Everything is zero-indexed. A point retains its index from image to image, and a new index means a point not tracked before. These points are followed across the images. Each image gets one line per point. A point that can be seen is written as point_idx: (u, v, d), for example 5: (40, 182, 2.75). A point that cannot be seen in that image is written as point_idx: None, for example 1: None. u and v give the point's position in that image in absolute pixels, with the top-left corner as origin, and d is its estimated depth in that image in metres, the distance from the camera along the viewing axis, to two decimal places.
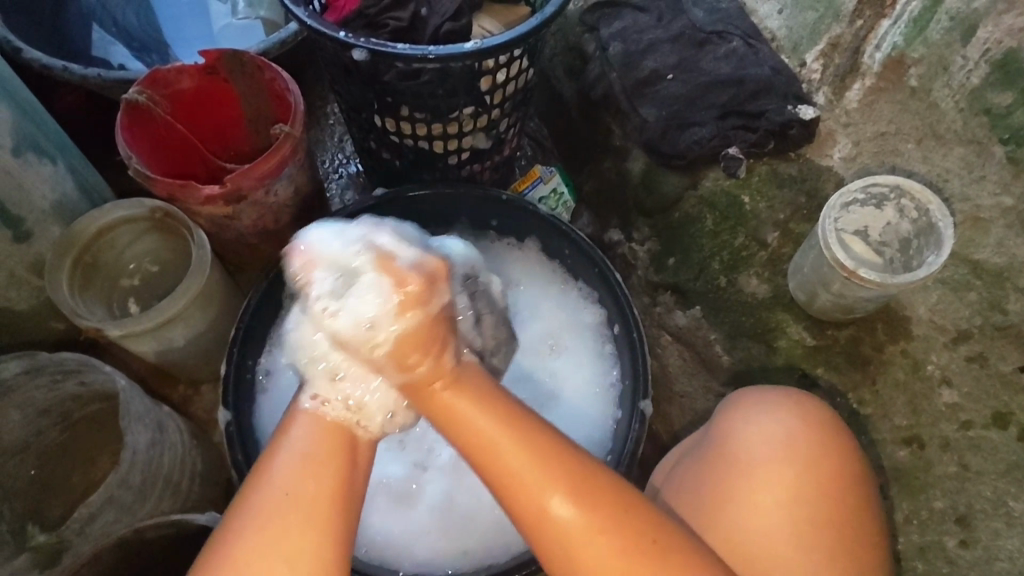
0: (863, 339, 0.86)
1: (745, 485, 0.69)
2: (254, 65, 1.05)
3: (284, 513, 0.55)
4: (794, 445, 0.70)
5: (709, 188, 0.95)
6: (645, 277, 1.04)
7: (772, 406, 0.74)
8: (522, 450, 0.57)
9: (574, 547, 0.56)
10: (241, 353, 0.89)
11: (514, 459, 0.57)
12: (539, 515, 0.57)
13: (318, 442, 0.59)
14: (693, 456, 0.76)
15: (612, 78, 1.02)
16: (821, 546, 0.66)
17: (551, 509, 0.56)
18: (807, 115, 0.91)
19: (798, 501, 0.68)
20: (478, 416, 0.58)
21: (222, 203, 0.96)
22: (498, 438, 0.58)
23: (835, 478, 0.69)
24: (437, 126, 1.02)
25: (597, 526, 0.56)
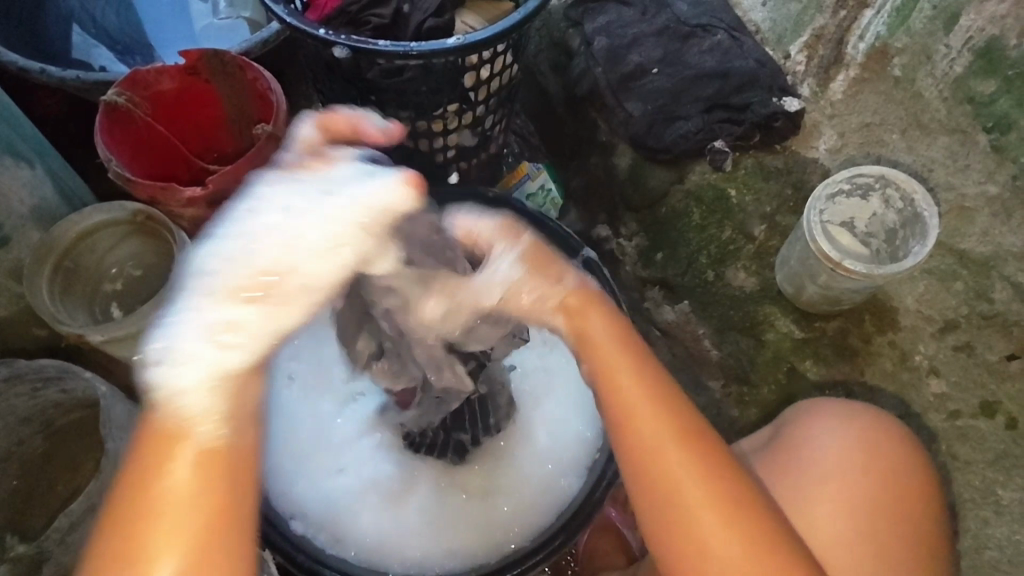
0: (850, 331, 0.85)
1: (833, 503, 0.69)
2: (236, 64, 1.04)
3: (134, 517, 0.45)
4: (882, 451, 0.71)
5: (695, 182, 0.95)
6: (634, 273, 1.04)
7: (857, 411, 0.74)
8: (651, 403, 0.60)
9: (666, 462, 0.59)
10: None
11: (640, 399, 0.60)
12: (659, 458, 0.59)
13: (166, 466, 0.46)
14: (768, 454, 0.73)
15: (597, 72, 1.01)
16: (871, 554, 0.67)
17: (680, 452, 0.59)
18: (792, 107, 0.90)
19: (883, 516, 0.68)
20: (619, 366, 0.62)
21: (204, 206, 0.94)
22: (635, 392, 0.61)
23: (916, 493, 0.70)
24: (422, 123, 1.01)
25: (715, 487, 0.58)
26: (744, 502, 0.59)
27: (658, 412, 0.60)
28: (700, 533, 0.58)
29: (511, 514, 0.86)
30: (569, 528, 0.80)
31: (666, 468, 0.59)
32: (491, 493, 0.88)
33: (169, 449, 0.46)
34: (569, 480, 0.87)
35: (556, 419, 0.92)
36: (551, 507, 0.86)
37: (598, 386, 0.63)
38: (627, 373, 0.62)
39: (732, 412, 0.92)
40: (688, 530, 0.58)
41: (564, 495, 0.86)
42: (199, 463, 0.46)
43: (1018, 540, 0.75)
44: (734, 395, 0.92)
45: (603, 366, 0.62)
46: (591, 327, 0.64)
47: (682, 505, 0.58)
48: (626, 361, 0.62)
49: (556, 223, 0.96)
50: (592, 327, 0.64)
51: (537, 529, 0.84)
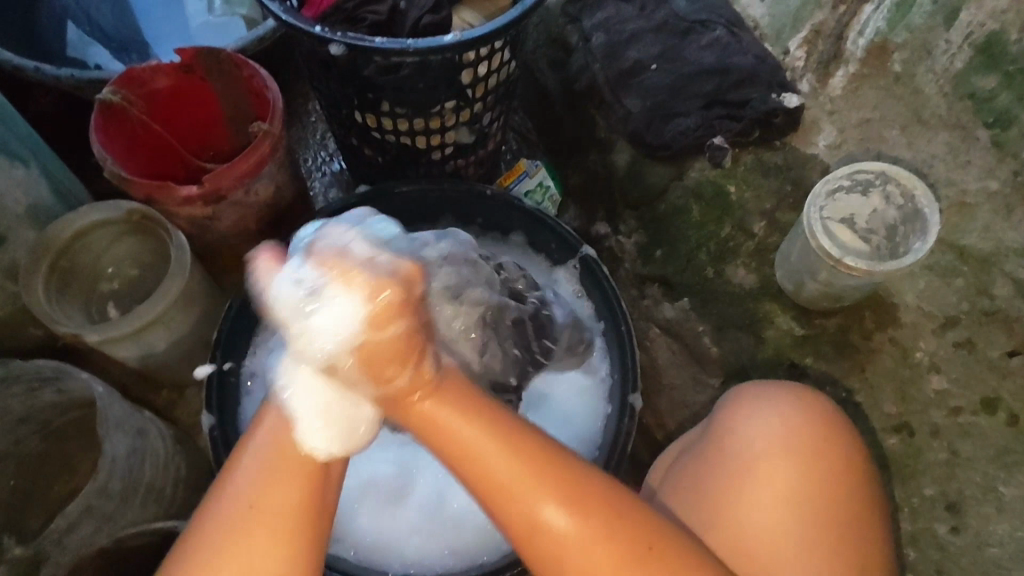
0: (851, 328, 0.84)
1: (757, 501, 0.68)
2: (232, 62, 1.04)
3: (244, 522, 0.53)
4: (793, 448, 0.69)
5: (695, 179, 0.95)
6: (632, 270, 1.03)
7: (779, 401, 0.73)
8: (505, 450, 0.55)
9: (524, 500, 0.55)
10: (223, 357, 0.88)
11: (481, 446, 0.55)
12: (501, 492, 0.55)
13: (274, 459, 0.55)
14: (693, 455, 0.75)
15: (596, 68, 1.02)
16: (813, 539, 0.66)
17: (528, 486, 0.55)
18: (791, 103, 0.89)
19: (798, 505, 0.67)
20: (452, 422, 0.55)
21: (202, 203, 0.95)
22: (481, 437, 0.55)
23: (837, 481, 0.68)
24: (419, 121, 1.00)
25: (578, 524, 0.56)
26: (615, 527, 0.57)
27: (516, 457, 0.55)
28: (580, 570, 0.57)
29: None
30: None
31: (522, 505, 0.56)
32: None
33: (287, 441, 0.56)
34: None
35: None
36: None
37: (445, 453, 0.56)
38: (473, 411, 0.55)
39: None
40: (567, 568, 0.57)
41: None
42: (295, 470, 0.55)
43: (1020, 537, 0.74)
44: None
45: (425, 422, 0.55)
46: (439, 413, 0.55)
47: (553, 547, 0.56)
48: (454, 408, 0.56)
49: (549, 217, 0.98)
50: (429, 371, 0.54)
51: None
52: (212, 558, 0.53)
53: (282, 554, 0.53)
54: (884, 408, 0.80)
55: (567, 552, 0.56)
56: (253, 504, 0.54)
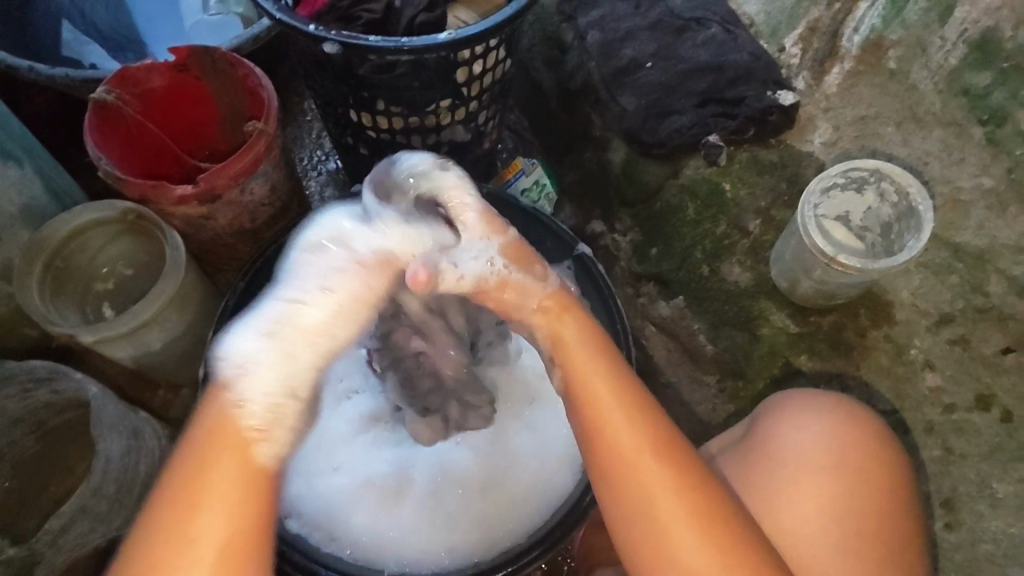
0: (845, 325, 0.83)
1: (807, 504, 0.68)
2: (226, 61, 1.05)
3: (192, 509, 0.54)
4: (842, 453, 0.69)
5: (690, 176, 0.96)
6: (628, 268, 1.04)
7: (825, 406, 0.73)
8: (634, 421, 0.63)
9: (639, 469, 0.62)
10: None
11: (610, 398, 0.64)
12: (613, 430, 0.63)
13: (220, 457, 0.56)
14: (733, 457, 0.73)
15: (592, 67, 1.06)
16: (848, 548, 0.66)
17: (630, 431, 0.63)
18: (786, 101, 0.90)
19: (845, 509, 0.67)
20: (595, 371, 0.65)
21: (196, 203, 0.96)
22: (610, 400, 0.64)
23: (886, 481, 0.69)
24: (415, 119, 1.00)
25: (669, 475, 0.62)
26: (705, 496, 0.62)
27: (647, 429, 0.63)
28: (662, 525, 0.61)
29: (506, 511, 0.86)
30: (565, 525, 0.80)
31: (631, 465, 0.62)
32: (487, 489, 0.87)
33: (233, 441, 0.57)
34: (564, 478, 0.87)
35: (547, 417, 0.91)
36: (545, 504, 0.85)
37: (579, 408, 0.65)
38: (607, 381, 0.65)
39: (726, 408, 0.90)
40: (650, 523, 0.61)
41: (558, 493, 0.86)
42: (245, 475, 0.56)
43: (1014, 533, 0.74)
44: (730, 390, 0.89)
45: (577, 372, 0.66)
46: (564, 332, 0.67)
47: (645, 501, 0.61)
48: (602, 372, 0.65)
49: (546, 219, 1.02)
50: (566, 329, 0.67)
51: (533, 525, 0.84)
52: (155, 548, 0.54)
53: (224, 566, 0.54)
54: (878, 407, 0.80)
55: (663, 508, 0.61)
56: (210, 511, 0.54)
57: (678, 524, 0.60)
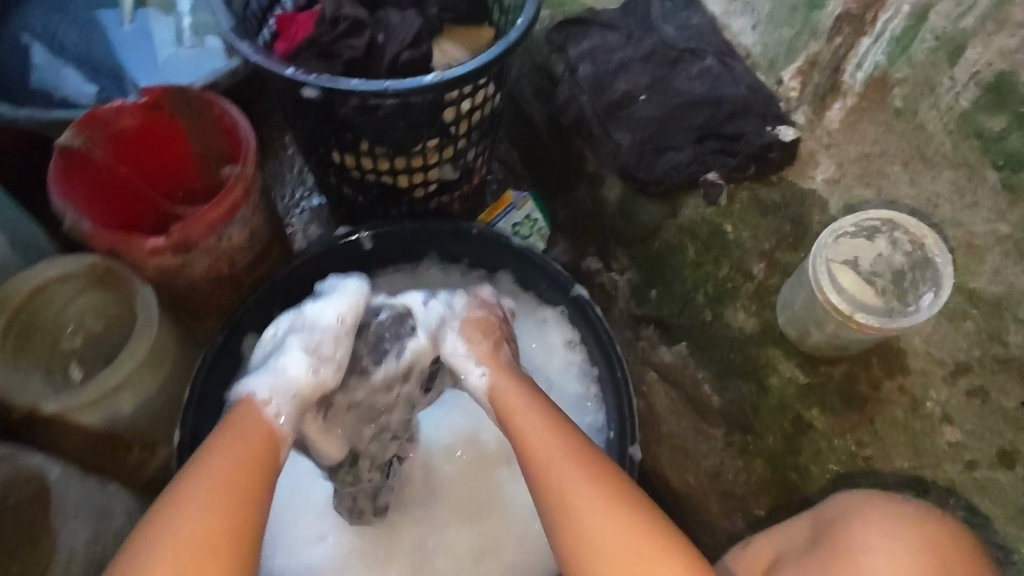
0: (858, 376, 0.79)
1: None
2: (201, 100, 1.00)
3: (211, 496, 0.60)
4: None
5: (689, 217, 0.92)
6: (626, 309, 1.00)
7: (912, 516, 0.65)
8: (536, 416, 0.70)
9: (571, 487, 0.64)
10: (196, 417, 0.91)
11: (517, 403, 0.71)
12: (522, 429, 0.69)
13: (230, 453, 0.64)
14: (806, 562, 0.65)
15: (583, 100, 1.02)
16: None
17: (533, 424, 0.69)
18: (787, 137, 0.88)
19: None
20: (507, 393, 0.72)
21: (171, 254, 0.91)
22: (519, 409, 0.71)
23: None
24: (400, 159, 0.96)
25: (575, 457, 0.66)
26: (608, 478, 0.65)
27: (531, 403, 0.71)
28: (584, 529, 0.63)
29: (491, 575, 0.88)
30: None
31: (545, 463, 0.66)
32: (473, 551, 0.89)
33: (247, 430, 0.66)
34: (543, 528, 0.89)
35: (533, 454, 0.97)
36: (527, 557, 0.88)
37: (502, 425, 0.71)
38: (512, 388, 0.73)
39: (734, 462, 0.84)
40: (574, 528, 0.63)
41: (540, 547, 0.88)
42: (251, 447, 0.65)
43: None
44: (738, 444, 0.84)
45: (499, 399, 0.73)
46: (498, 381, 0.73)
47: (559, 493, 0.64)
48: (512, 387, 0.72)
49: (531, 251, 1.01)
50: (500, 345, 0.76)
51: None
52: (164, 521, 0.58)
53: (223, 525, 0.59)
54: (896, 466, 0.76)
55: (573, 502, 0.64)
56: (210, 484, 0.61)
57: (595, 515, 0.63)
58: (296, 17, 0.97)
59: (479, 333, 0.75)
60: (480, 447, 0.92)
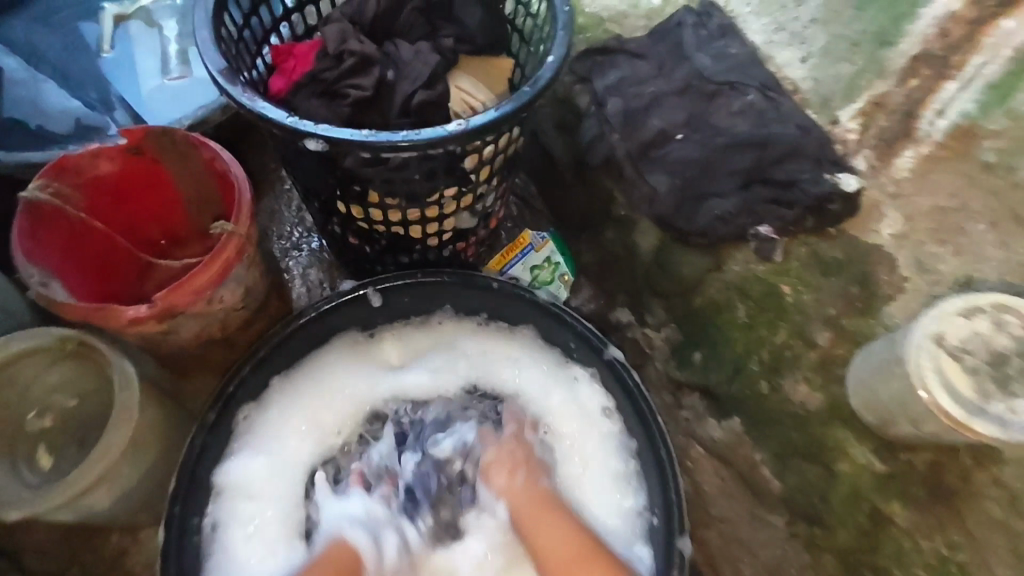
0: (945, 467, 0.69)
1: None
2: (187, 142, 0.89)
3: None
4: None
5: (739, 273, 0.83)
6: (665, 371, 0.93)
7: None
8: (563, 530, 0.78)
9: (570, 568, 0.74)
10: (183, 511, 0.80)
11: (550, 521, 0.79)
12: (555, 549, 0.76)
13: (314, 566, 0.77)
14: None
15: (614, 139, 0.91)
16: None
17: (559, 538, 0.77)
18: (850, 186, 0.79)
19: None
20: (542, 513, 0.81)
21: (155, 322, 0.80)
22: (548, 521, 0.79)
23: None
24: (413, 210, 0.86)
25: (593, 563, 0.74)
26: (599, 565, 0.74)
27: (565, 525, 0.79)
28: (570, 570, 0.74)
29: None
30: None
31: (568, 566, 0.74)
32: None
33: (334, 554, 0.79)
34: None
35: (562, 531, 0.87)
36: None
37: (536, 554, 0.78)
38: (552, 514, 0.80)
39: (800, 557, 0.78)
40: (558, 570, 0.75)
41: None
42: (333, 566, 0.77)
43: None
44: (805, 537, 0.77)
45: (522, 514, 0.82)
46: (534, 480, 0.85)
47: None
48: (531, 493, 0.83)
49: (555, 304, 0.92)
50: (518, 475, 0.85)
51: None
52: None
53: None
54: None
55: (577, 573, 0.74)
56: None
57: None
58: (293, 50, 0.87)
59: (505, 470, 0.85)
60: (504, 540, 0.85)
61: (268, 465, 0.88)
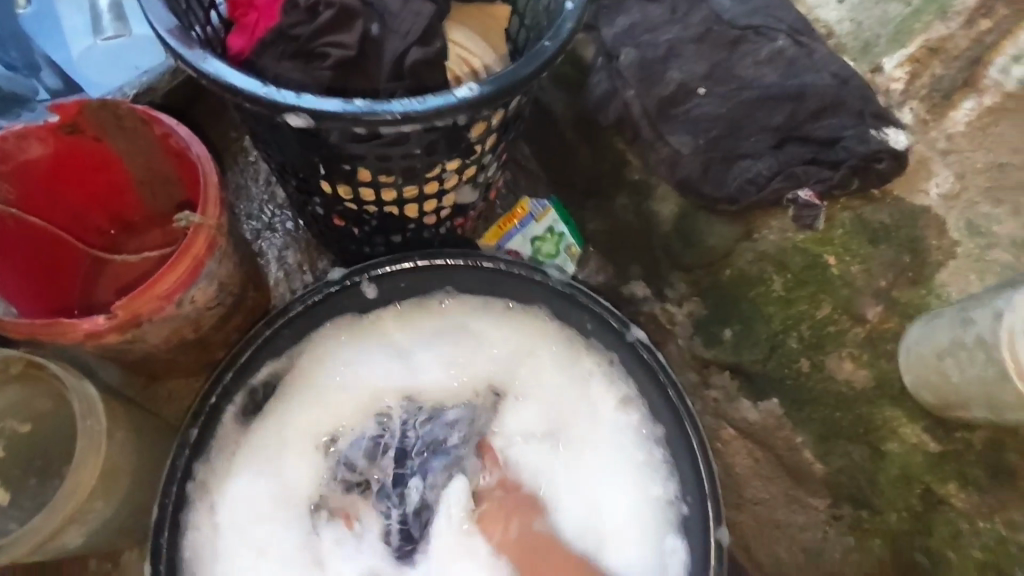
0: (1006, 443, 0.66)
1: None
2: (135, 117, 0.75)
3: None
4: None
5: (773, 243, 0.76)
6: (689, 349, 0.86)
7: None
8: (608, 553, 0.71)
9: None
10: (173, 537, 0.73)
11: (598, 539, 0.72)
12: None
13: None
14: None
15: (629, 96, 0.81)
16: None
17: None
18: (898, 143, 0.72)
19: None
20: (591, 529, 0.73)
21: (117, 334, 0.69)
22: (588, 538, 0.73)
23: None
24: (410, 187, 0.75)
25: None
26: None
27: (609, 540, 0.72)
28: None
29: None
30: None
31: None
32: None
33: None
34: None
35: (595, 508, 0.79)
36: None
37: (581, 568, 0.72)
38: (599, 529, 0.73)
39: (843, 541, 0.74)
40: None
41: None
42: None
43: None
44: (848, 519, 0.74)
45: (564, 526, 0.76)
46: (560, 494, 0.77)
47: None
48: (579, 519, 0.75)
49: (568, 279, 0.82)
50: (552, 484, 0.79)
51: None
52: None
53: None
54: None
55: None
56: None
57: None
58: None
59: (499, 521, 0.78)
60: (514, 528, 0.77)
61: (261, 468, 0.79)
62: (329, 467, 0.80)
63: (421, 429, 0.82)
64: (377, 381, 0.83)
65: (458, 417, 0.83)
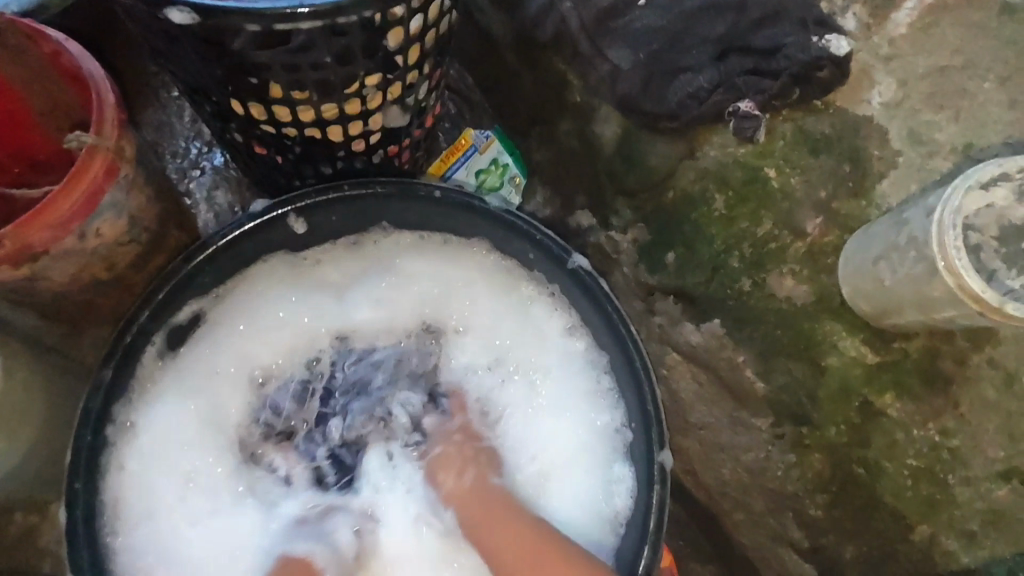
0: (940, 352, 0.67)
1: None
2: (18, 32, 0.67)
3: None
4: None
5: (715, 159, 0.73)
6: (634, 277, 0.84)
7: None
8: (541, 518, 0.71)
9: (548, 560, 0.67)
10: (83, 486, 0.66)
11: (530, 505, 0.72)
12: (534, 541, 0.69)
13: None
14: None
15: (566, 7, 0.72)
16: None
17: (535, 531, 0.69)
18: (841, 49, 0.68)
19: None
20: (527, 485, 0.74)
21: (10, 267, 0.64)
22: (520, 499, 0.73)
23: None
24: (329, 105, 0.69)
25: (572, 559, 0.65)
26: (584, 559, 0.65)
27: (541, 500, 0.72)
28: None
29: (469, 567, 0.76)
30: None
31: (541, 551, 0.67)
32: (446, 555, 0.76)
33: None
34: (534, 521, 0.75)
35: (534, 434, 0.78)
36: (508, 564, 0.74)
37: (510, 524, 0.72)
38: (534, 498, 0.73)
39: (785, 458, 0.74)
40: None
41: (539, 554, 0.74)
42: None
43: None
44: (790, 437, 0.73)
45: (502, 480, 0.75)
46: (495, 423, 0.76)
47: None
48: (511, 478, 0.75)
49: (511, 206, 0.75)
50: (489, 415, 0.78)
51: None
52: None
53: None
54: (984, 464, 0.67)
55: None
56: None
57: None
58: None
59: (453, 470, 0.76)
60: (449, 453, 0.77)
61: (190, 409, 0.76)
62: (260, 411, 0.79)
63: (349, 371, 0.80)
64: (309, 320, 0.80)
65: (390, 353, 0.81)
